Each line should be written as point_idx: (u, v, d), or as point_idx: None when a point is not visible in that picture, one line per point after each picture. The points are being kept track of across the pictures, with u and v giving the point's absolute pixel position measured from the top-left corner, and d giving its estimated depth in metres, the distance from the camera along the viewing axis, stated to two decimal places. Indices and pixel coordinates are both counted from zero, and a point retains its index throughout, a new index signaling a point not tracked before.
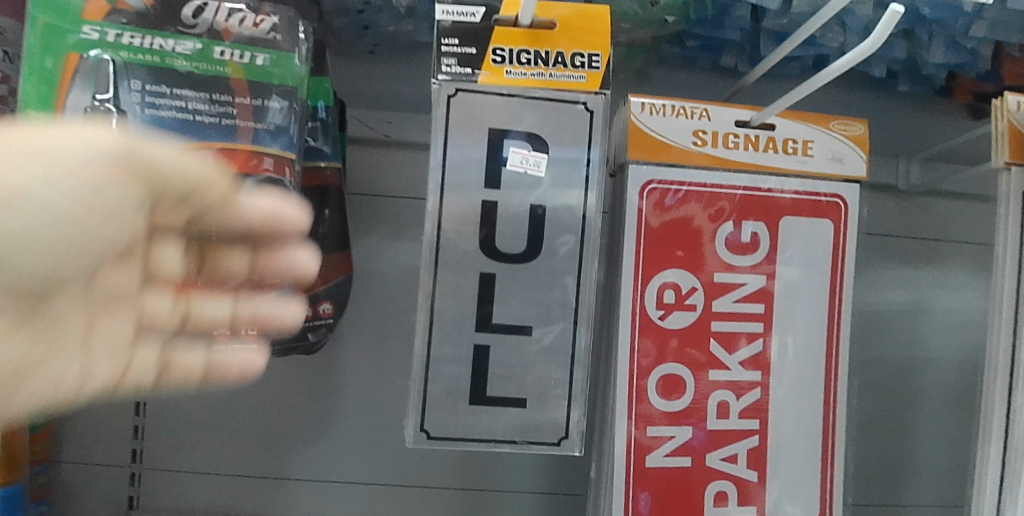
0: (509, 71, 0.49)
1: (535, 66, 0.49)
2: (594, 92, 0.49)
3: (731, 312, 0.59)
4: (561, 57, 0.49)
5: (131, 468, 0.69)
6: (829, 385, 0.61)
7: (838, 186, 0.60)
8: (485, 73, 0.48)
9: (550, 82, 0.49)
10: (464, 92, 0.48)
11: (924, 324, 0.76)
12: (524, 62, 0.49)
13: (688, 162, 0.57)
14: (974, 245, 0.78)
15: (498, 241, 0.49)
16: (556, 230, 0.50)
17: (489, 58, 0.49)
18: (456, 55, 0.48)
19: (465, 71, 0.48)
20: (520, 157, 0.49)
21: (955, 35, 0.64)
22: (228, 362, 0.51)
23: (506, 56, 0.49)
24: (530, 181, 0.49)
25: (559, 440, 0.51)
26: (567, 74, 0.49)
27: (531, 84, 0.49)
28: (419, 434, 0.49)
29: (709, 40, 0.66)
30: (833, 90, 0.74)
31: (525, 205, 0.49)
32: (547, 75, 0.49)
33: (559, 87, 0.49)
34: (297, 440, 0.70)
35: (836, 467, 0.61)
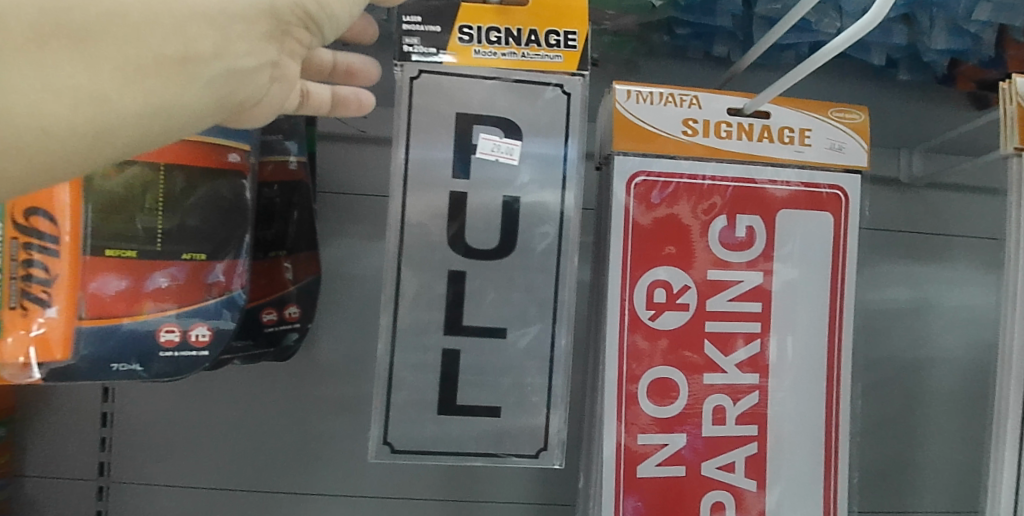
0: (478, 51, 0.46)
1: (505, 45, 0.46)
2: (571, 73, 0.46)
3: (726, 312, 0.56)
4: (535, 36, 0.46)
5: (99, 482, 0.66)
6: (832, 387, 0.57)
7: (838, 176, 0.57)
8: (452, 52, 0.46)
9: (521, 62, 0.46)
10: (427, 74, 0.46)
11: (929, 323, 0.73)
12: (493, 41, 0.46)
13: (678, 153, 0.54)
14: (980, 239, 0.74)
15: (467, 239, 0.47)
16: (535, 226, 0.47)
17: (456, 37, 0.46)
18: (421, 35, 0.45)
19: (430, 50, 0.46)
20: (491, 145, 0.46)
21: (958, 19, 0.61)
22: (348, 96, 0.51)
23: (474, 34, 0.46)
24: (501, 170, 0.46)
25: (537, 452, 0.48)
26: (541, 54, 0.46)
27: (503, 65, 0.46)
28: (383, 448, 0.46)
29: (699, 28, 0.62)
30: (831, 79, 0.70)
31: (497, 197, 0.47)
32: (519, 55, 0.46)
33: (533, 68, 0.46)
34: (271, 451, 0.66)
35: (840, 474, 0.58)
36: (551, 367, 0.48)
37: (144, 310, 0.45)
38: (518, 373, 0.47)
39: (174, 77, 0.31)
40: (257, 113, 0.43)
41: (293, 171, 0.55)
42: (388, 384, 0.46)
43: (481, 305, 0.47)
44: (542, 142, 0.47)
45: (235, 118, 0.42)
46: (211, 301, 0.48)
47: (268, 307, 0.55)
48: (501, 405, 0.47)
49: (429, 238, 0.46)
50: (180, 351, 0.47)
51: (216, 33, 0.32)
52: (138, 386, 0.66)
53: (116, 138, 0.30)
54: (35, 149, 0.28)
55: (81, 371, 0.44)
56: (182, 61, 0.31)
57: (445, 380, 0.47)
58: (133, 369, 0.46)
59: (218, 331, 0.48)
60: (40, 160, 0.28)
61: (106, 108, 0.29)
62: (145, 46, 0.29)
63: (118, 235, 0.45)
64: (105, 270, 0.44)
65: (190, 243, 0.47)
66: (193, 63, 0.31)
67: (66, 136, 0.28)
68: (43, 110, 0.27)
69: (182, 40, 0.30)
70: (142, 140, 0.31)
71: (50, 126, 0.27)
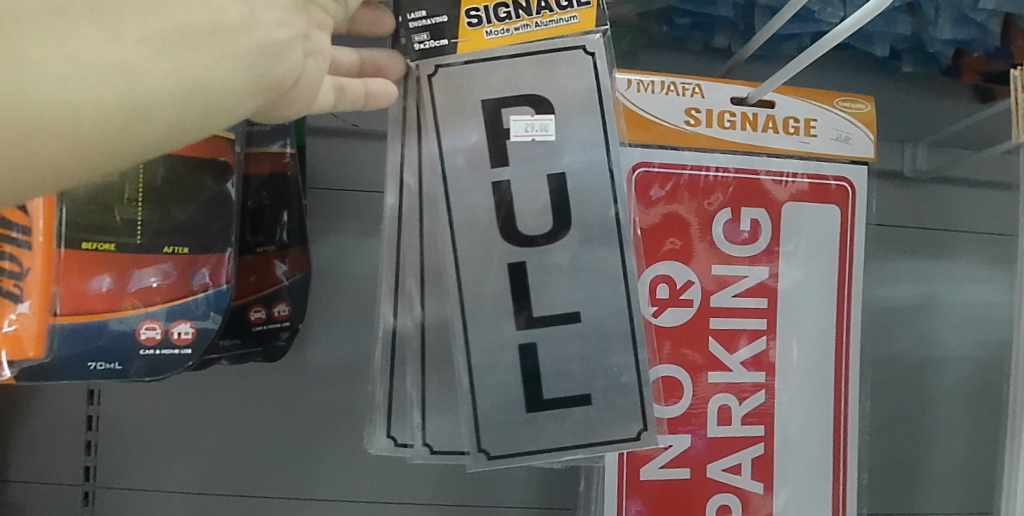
0: (490, 32, 0.43)
1: (516, 19, 0.43)
2: (591, 33, 0.44)
3: (730, 308, 0.54)
4: (545, 2, 0.43)
5: (84, 487, 0.64)
6: (841, 386, 0.56)
7: (845, 168, 0.55)
8: (464, 40, 0.43)
9: (536, 33, 0.43)
10: (445, 67, 0.44)
11: (936, 320, 0.71)
12: (503, 17, 0.43)
13: (681, 145, 0.52)
14: (988, 235, 0.72)
15: (517, 225, 0.44)
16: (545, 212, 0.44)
17: (464, 23, 0.43)
18: (428, 26, 0.43)
19: (442, 43, 0.43)
20: (524, 125, 0.44)
21: (963, 8, 0.59)
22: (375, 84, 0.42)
23: (482, 15, 0.43)
24: (538, 149, 0.44)
25: (638, 434, 0.44)
26: (556, 19, 0.43)
27: (518, 39, 0.43)
28: (479, 455, 0.44)
29: (699, 18, 0.61)
30: (836, 70, 0.68)
31: (543, 176, 0.44)
32: (533, 25, 0.43)
33: (551, 36, 0.44)
34: (263, 455, 0.64)
35: (850, 476, 0.56)
36: (573, 363, 0.44)
37: (124, 307, 0.44)
38: (547, 366, 0.44)
39: (206, 51, 0.27)
40: (302, 93, 0.36)
41: (282, 163, 0.53)
42: (467, 367, 0.44)
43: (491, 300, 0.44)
44: (563, 126, 0.44)
45: (273, 107, 0.36)
46: (194, 298, 0.46)
47: (256, 305, 0.53)
48: (591, 393, 0.44)
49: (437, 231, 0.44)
50: (161, 349, 0.45)
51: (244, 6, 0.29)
52: (125, 387, 0.63)
53: (152, 120, 0.26)
54: (63, 130, 0.24)
55: (56, 372, 0.42)
56: (211, 33, 0.28)
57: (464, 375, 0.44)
58: (113, 368, 0.44)
59: (201, 329, 0.46)
60: (69, 148, 0.25)
61: (137, 85, 0.26)
62: (169, 17, 0.26)
63: (94, 226, 0.43)
64: (80, 266, 0.43)
65: (171, 237, 0.45)
66: (224, 36, 0.28)
67: (98, 117, 0.25)
68: (70, 85, 0.24)
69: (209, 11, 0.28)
70: (180, 125, 0.28)
71: (74, 107, 0.24)
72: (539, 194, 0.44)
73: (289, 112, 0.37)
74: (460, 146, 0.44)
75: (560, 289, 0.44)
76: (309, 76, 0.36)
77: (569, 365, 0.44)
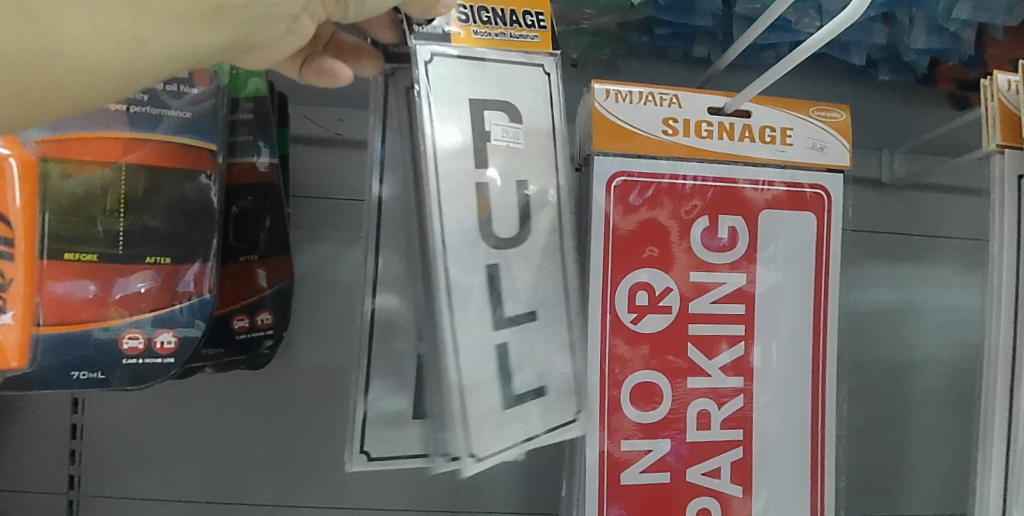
0: (476, 31, 0.42)
1: (496, 25, 0.42)
2: (548, 54, 0.44)
3: (709, 314, 0.55)
4: (515, 16, 0.43)
5: (68, 495, 0.64)
6: (818, 389, 0.57)
7: (821, 176, 0.56)
8: (454, 33, 0.41)
9: (511, 43, 0.43)
10: (439, 55, 0.40)
11: (914, 325, 0.72)
12: (485, 21, 0.42)
13: (658, 153, 0.53)
14: (964, 240, 0.74)
15: (493, 227, 0.41)
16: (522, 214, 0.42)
17: (454, 16, 0.41)
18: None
19: (435, 29, 0.40)
20: (501, 130, 0.42)
21: (936, 17, 0.61)
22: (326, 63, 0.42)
23: (468, 14, 0.42)
24: (515, 156, 0.42)
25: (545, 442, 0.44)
26: (520, 35, 0.43)
27: (498, 47, 0.42)
28: (470, 458, 0.38)
29: (679, 28, 0.62)
30: (813, 80, 0.69)
31: (510, 182, 0.42)
32: (508, 36, 0.43)
33: (521, 51, 0.43)
34: (247, 462, 0.65)
35: (827, 476, 0.57)
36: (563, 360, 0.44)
37: (106, 317, 0.44)
38: (542, 362, 0.43)
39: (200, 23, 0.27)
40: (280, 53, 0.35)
41: (262, 172, 0.53)
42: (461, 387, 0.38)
43: (502, 306, 0.41)
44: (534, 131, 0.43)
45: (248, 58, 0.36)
46: (178, 307, 0.46)
47: (239, 314, 0.53)
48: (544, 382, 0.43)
49: (441, 241, 0.38)
50: (144, 358, 0.45)
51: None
52: (110, 394, 0.63)
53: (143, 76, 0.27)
54: (63, 89, 0.25)
55: (40, 381, 0.43)
56: (214, 11, 0.28)
57: (460, 390, 0.38)
58: (96, 377, 0.44)
59: (183, 339, 0.46)
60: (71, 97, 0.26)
61: (139, 52, 0.26)
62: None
63: (75, 238, 0.44)
64: (63, 275, 0.43)
65: (153, 247, 0.46)
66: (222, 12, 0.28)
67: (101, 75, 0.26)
68: (81, 47, 0.25)
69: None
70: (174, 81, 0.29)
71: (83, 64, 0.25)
72: (527, 204, 0.42)
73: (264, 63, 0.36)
74: (462, 145, 0.40)
75: (544, 291, 0.43)
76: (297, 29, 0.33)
77: (559, 363, 0.44)
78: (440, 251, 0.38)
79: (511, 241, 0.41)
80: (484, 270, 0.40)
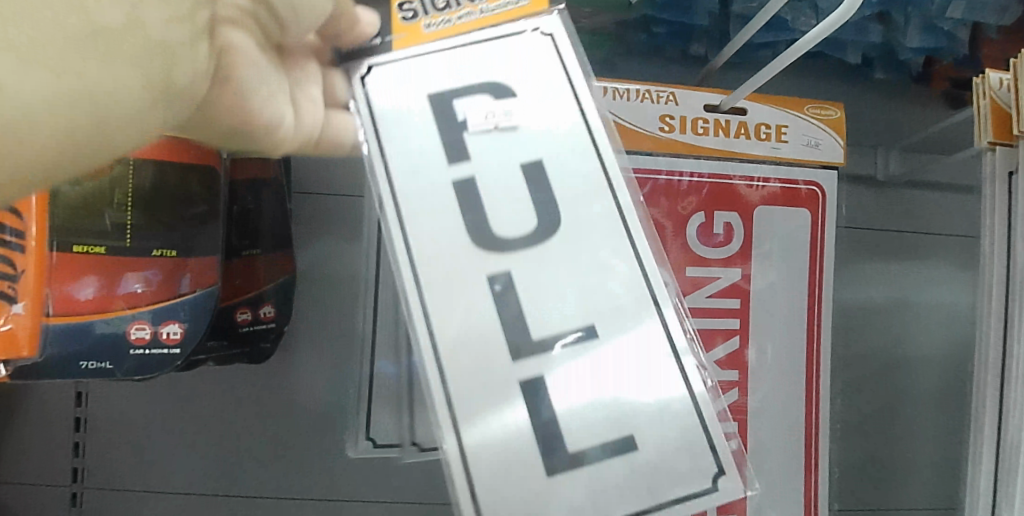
0: (427, 25, 0.37)
1: (457, 6, 0.37)
2: (546, 11, 0.36)
3: (705, 308, 0.56)
4: None
5: (72, 488, 0.64)
6: (812, 382, 0.57)
7: (816, 173, 0.57)
8: (399, 36, 0.37)
9: (483, 19, 0.36)
10: (379, 66, 0.35)
11: (908, 320, 0.73)
12: (443, 6, 0.37)
13: (656, 150, 0.54)
14: (958, 237, 0.74)
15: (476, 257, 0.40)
16: (540, 203, 0.33)
17: (397, 17, 0.37)
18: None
19: (371, 43, 0.38)
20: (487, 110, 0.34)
21: (932, 17, 0.62)
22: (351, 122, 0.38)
23: (416, 9, 0.37)
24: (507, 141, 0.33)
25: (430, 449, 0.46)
26: (502, 4, 0.36)
27: (462, 30, 0.36)
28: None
29: (676, 26, 0.63)
30: (808, 78, 0.70)
31: (515, 166, 0.33)
32: (477, 12, 0.36)
33: (501, 20, 0.36)
34: (246, 454, 0.65)
35: (821, 470, 0.58)
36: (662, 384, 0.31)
37: (111, 310, 0.45)
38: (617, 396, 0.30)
39: (148, 61, 0.27)
40: (302, 128, 0.36)
41: (266, 168, 0.55)
42: None
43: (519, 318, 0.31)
44: None
45: (194, 125, 0.32)
46: (180, 301, 0.47)
47: (242, 307, 0.54)
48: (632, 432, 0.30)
49: (414, 281, 0.31)
50: (150, 349, 0.46)
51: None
52: (114, 387, 0.64)
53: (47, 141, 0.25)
54: None
55: (50, 369, 0.44)
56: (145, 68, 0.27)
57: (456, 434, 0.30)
58: (104, 366, 0.45)
59: (190, 329, 0.47)
60: None
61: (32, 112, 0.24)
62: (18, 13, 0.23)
63: (85, 230, 0.45)
64: (72, 268, 0.44)
65: (160, 239, 0.47)
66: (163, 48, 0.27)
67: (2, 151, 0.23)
68: None
69: (86, 2, 0.25)
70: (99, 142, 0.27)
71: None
72: (549, 186, 0.33)
73: (301, 147, 0.37)
74: None
75: None
76: (275, 103, 0.34)
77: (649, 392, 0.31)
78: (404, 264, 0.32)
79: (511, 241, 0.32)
80: (483, 285, 0.31)
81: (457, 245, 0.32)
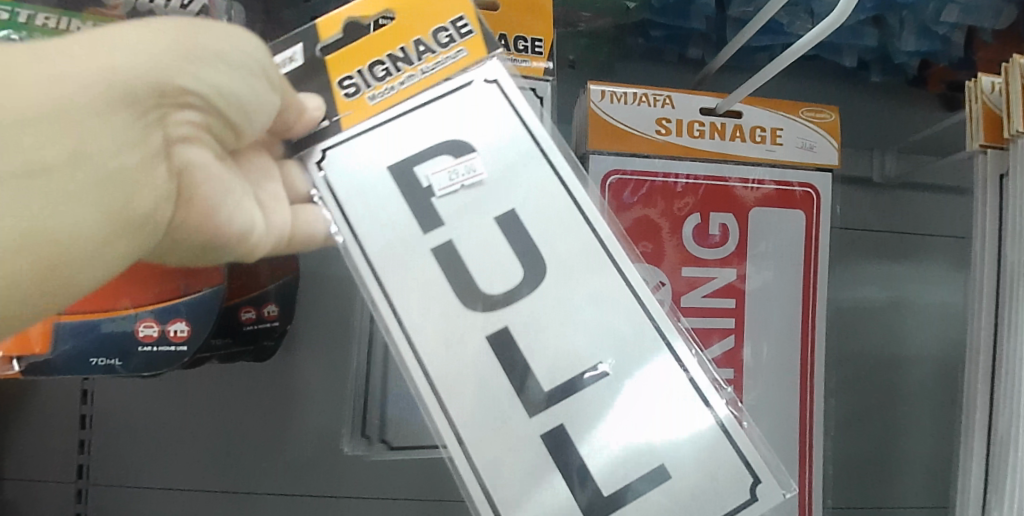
0: (372, 96, 0.40)
1: (398, 73, 0.40)
2: (484, 59, 0.41)
3: (700, 308, 0.57)
4: (423, 46, 0.40)
5: (77, 484, 0.65)
6: (806, 379, 0.58)
7: (811, 175, 0.58)
8: (346, 113, 0.40)
9: (426, 80, 0.40)
10: (332, 151, 0.39)
11: (902, 320, 0.74)
12: (382, 76, 0.40)
13: (653, 152, 0.55)
14: (951, 239, 0.75)
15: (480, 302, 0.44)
16: (523, 253, 0.37)
17: (341, 94, 0.40)
18: (287, 71, 0.40)
19: (320, 124, 0.39)
20: (448, 174, 0.38)
21: (926, 21, 0.63)
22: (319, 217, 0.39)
23: (359, 84, 0.40)
24: (473, 196, 0.38)
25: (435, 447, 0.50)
26: (441, 60, 0.40)
27: (405, 95, 0.40)
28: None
29: (674, 30, 0.64)
30: (804, 80, 0.71)
31: (490, 220, 0.38)
32: (419, 74, 0.40)
33: (443, 76, 0.40)
34: (247, 451, 0.66)
35: (815, 467, 0.58)
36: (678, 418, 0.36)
37: (118, 309, 0.46)
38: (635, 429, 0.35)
39: (110, 189, 0.29)
40: (273, 228, 0.38)
41: None
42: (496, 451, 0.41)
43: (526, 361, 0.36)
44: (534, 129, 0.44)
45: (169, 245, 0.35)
46: (185, 299, 0.48)
47: (247, 306, 0.55)
48: (665, 463, 0.35)
49: (416, 352, 0.36)
50: (158, 346, 0.47)
51: (96, 114, 0.29)
52: (120, 385, 0.66)
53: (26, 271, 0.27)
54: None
55: (60, 368, 0.45)
56: (107, 190, 0.29)
57: (483, 478, 0.34)
58: (113, 364, 0.46)
59: (196, 326, 0.48)
60: None
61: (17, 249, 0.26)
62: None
63: None
64: None
65: None
66: (109, 182, 0.29)
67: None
68: None
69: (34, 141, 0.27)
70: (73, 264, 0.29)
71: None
72: (526, 234, 0.38)
73: (275, 247, 0.38)
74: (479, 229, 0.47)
75: None
76: (243, 212, 0.36)
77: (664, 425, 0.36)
78: (406, 345, 0.36)
79: (508, 299, 0.37)
80: (484, 346, 0.36)
81: (450, 309, 0.37)
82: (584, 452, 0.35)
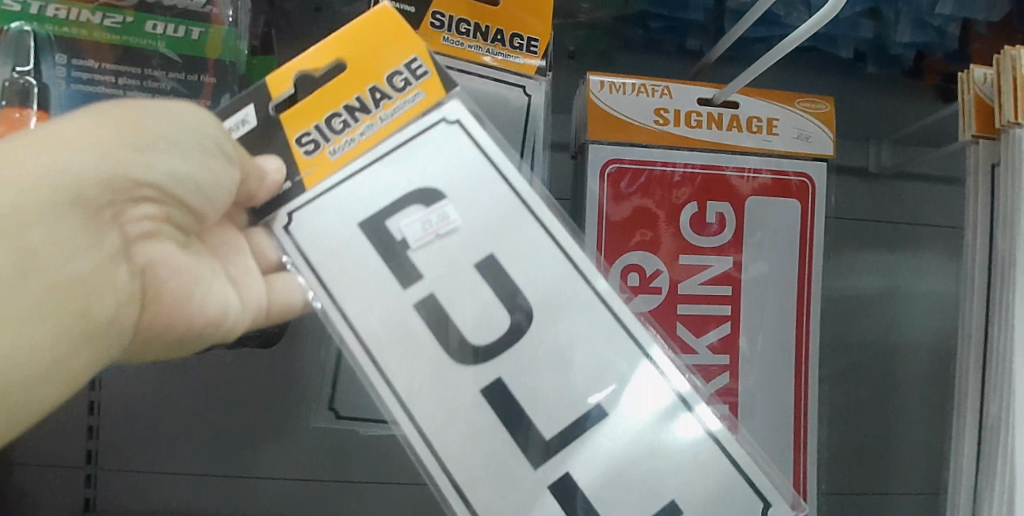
0: (332, 150, 0.42)
1: (357, 124, 0.42)
2: (443, 97, 0.43)
3: (697, 295, 0.58)
4: (378, 94, 0.42)
5: (87, 469, 0.67)
6: (801, 365, 0.59)
7: (806, 164, 0.59)
8: (307, 171, 0.41)
9: (385, 127, 0.42)
10: (297, 213, 0.41)
11: (896, 308, 0.75)
12: (342, 128, 0.42)
13: (651, 142, 0.56)
14: (943, 228, 0.76)
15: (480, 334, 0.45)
16: (508, 299, 0.40)
17: (300, 152, 0.41)
18: (241, 134, 0.42)
19: (286, 186, 0.41)
20: (421, 223, 0.41)
21: (921, 13, 0.64)
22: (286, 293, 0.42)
23: (317, 140, 0.42)
24: (445, 246, 0.41)
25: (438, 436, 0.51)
26: (398, 105, 0.42)
27: (366, 145, 0.42)
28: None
29: (673, 20, 0.64)
30: (801, 71, 0.72)
31: (470, 266, 0.40)
32: (378, 121, 0.42)
33: (402, 120, 0.42)
34: (252, 437, 0.68)
35: (809, 452, 0.59)
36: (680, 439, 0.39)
37: None
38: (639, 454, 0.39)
39: (59, 299, 0.31)
40: (248, 305, 0.42)
41: None
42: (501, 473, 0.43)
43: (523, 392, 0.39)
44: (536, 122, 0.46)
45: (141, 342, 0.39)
46: None
47: None
48: (672, 483, 0.39)
49: (398, 397, 0.39)
50: None
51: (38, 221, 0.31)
52: (128, 373, 0.67)
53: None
54: None
55: None
56: (58, 302, 0.31)
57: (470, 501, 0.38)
58: None
59: None
60: None
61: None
62: None
63: None
64: None
65: None
66: (74, 284, 0.32)
67: None
68: None
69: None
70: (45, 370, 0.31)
71: None
72: (507, 266, 0.41)
73: (255, 320, 0.43)
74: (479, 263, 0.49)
75: None
76: (212, 297, 0.40)
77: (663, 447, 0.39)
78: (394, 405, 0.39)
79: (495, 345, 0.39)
80: (476, 392, 0.39)
81: (441, 360, 0.39)
82: (586, 486, 0.38)
